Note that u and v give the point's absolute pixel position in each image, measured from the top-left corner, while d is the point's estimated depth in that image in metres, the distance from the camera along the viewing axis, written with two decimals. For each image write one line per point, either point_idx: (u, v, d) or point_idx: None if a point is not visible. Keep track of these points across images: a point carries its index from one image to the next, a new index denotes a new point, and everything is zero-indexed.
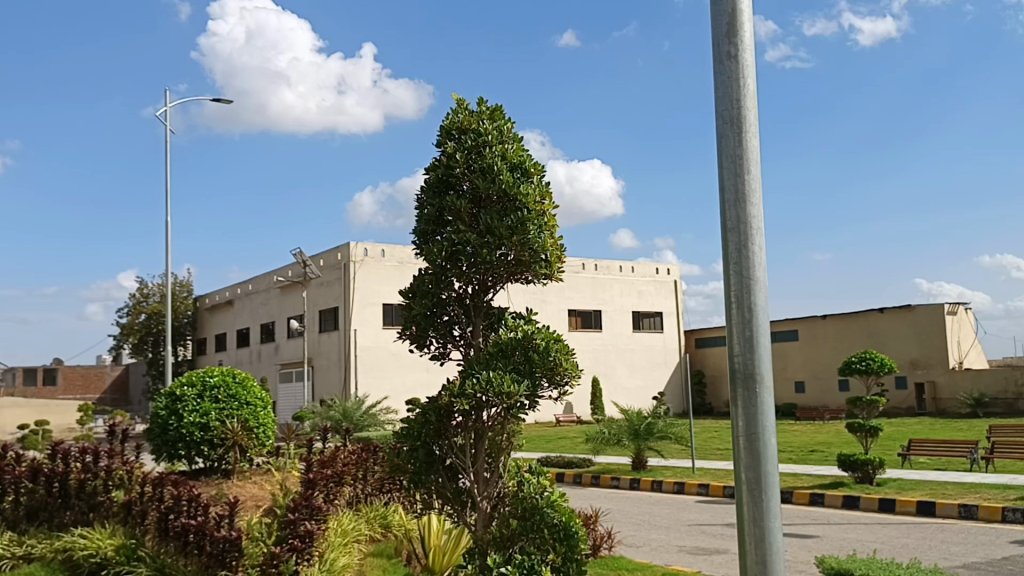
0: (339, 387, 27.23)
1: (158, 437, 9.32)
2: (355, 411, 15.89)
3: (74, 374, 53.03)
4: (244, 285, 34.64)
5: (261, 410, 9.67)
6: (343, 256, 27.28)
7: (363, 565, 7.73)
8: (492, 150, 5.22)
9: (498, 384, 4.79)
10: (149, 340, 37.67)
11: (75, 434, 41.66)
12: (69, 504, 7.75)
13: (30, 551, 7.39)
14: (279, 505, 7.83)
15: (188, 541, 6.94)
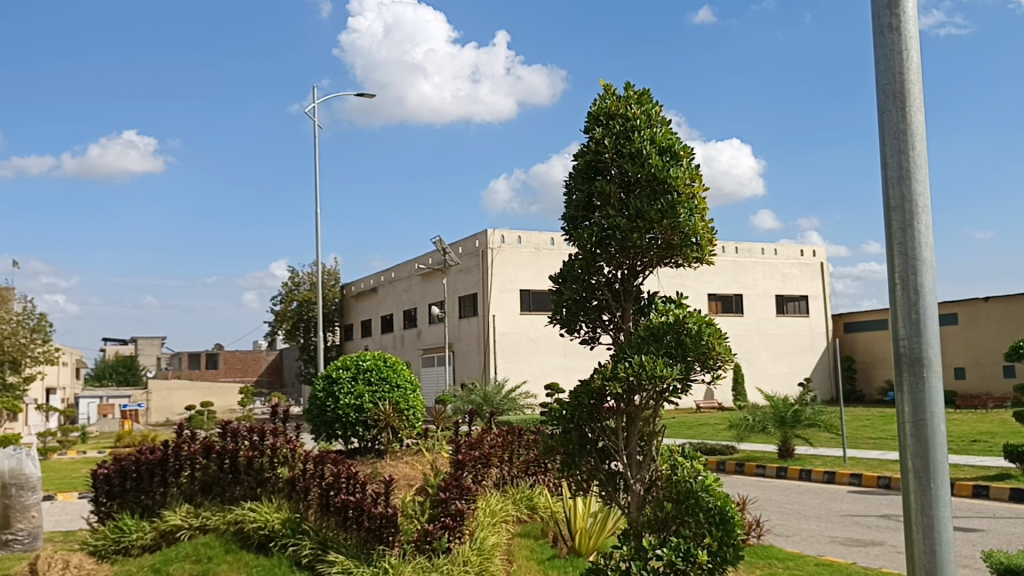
0: (479, 371, 27.83)
1: (317, 417, 9.90)
2: (496, 395, 16.20)
3: (234, 358, 56.48)
4: (387, 273, 35.83)
5: (410, 393, 10.02)
6: (482, 243, 27.75)
7: (512, 545, 7.90)
8: (641, 134, 5.19)
9: (651, 368, 4.79)
10: (300, 326, 39.58)
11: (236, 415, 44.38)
12: (239, 479, 8.28)
13: (205, 522, 7.98)
14: (430, 484, 8.12)
15: (349, 517, 7.30)
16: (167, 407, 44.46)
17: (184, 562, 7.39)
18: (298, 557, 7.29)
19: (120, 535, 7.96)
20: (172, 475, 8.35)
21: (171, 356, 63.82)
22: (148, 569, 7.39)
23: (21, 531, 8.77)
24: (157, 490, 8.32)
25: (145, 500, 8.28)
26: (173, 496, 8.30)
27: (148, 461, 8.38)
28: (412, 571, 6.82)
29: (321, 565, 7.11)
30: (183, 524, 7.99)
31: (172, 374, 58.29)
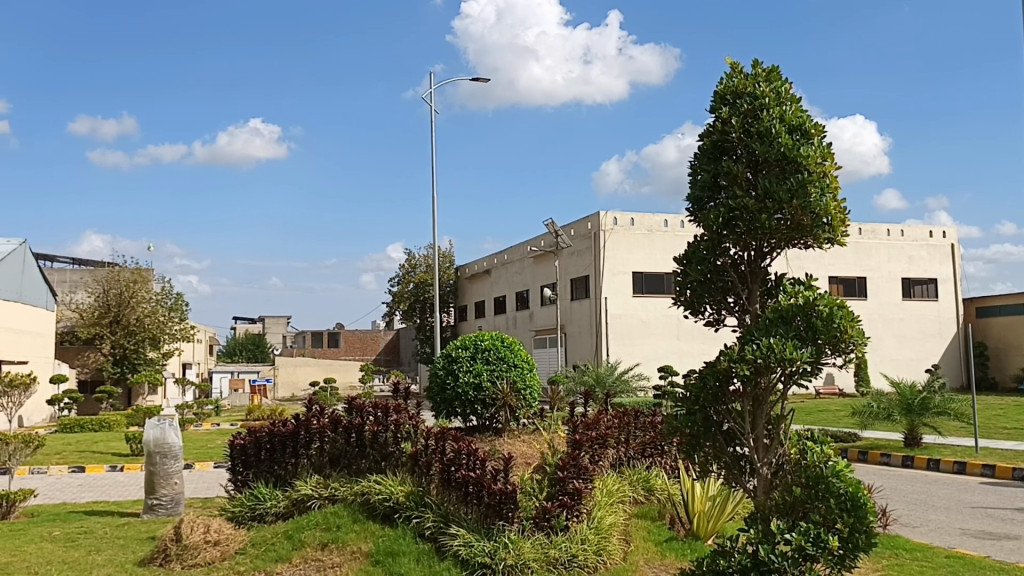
0: (591, 353, 27.90)
1: (437, 393, 10.21)
2: (607, 377, 16.22)
3: (354, 337, 58.48)
4: (499, 255, 36.26)
5: (527, 372, 10.18)
6: (594, 225, 27.71)
7: (629, 525, 7.91)
8: (770, 112, 5.10)
9: (780, 350, 4.72)
10: (417, 307, 40.55)
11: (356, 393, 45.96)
12: (365, 453, 8.60)
13: (334, 493, 8.37)
14: (548, 463, 8.22)
15: (469, 492, 7.47)
16: (292, 383, 46.56)
17: (315, 529, 7.78)
18: (421, 529, 7.53)
19: (256, 502, 8.50)
20: (303, 447, 8.79)
21: (296, 334, 66.70)
22: (282, 535, 7.83)
23: (164, 496, 9.39)
24: (289, 461, 8.81)
25: (278, 470, 8.80)
26: (304, 467, 8.76)
27: (281, 433, 8.85)
28: (532, 547, 6.96)
29: (444, 537, 7.31)
30: (313, 493, 8.41)
31: (297, 352, 60.95)
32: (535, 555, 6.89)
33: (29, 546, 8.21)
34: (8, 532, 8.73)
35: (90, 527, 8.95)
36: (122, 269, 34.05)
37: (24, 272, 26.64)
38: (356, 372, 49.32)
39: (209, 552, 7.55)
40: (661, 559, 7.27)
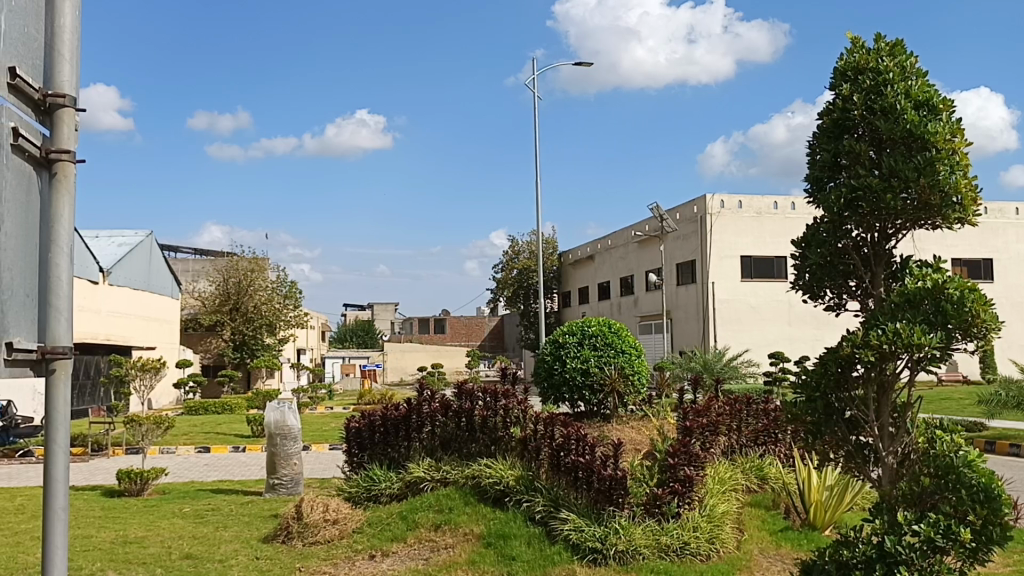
0: (698, 339, 27.50)
1: (545, 378, 10.27)
2: (715, 362, 15.97)
3: (459, 323, 59.43)
4: (603, 240, 36.10)
5: (635, 358, 10.12)
6: (700, 209, 27.22)
7: (742, 513, 7.78)
8: (894, 88, 4.88)
9: (907, 335, 4.53)
10: (521, 293, 40.84)
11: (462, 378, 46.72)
12: (475, 437, 8.73)
13: (446, 476, 8.53)
14: (657, 449, 8.16)
15: (579, 477, 7.46)
16: (401, 368, 47.71)
17: (429, 511, 7.95)
18: (531, 513, 7.58)
19: (371, 484, 8.77)
20: (414, 430, 8.99)
21: (404, 321, 68.29)
22: (396, 516, 8.05)
23: (285, 476, 9.79)
24: (402, 444, 9.04)
25: (391, 452, 9.04)
26: (416, 450, 8.97)
27: (393, 417, 9.09)
28: (643, 534, 6.94)
29: (554, 521, 7.33)
30: (426, 476, 8.61)
31: (405, 338, 62.45)
32: (647, 542, 6.86)
33: (162, 522, 8.69)
34: (143, 508, 9.27)
35: (218, 505, 9.41)
36: (240, 258, 35.49)
37: (151, 261, 28.12)
38: (463, 358, 50.12)
39: (328, 531, 7.82)
40: (776, 549, 7.13)
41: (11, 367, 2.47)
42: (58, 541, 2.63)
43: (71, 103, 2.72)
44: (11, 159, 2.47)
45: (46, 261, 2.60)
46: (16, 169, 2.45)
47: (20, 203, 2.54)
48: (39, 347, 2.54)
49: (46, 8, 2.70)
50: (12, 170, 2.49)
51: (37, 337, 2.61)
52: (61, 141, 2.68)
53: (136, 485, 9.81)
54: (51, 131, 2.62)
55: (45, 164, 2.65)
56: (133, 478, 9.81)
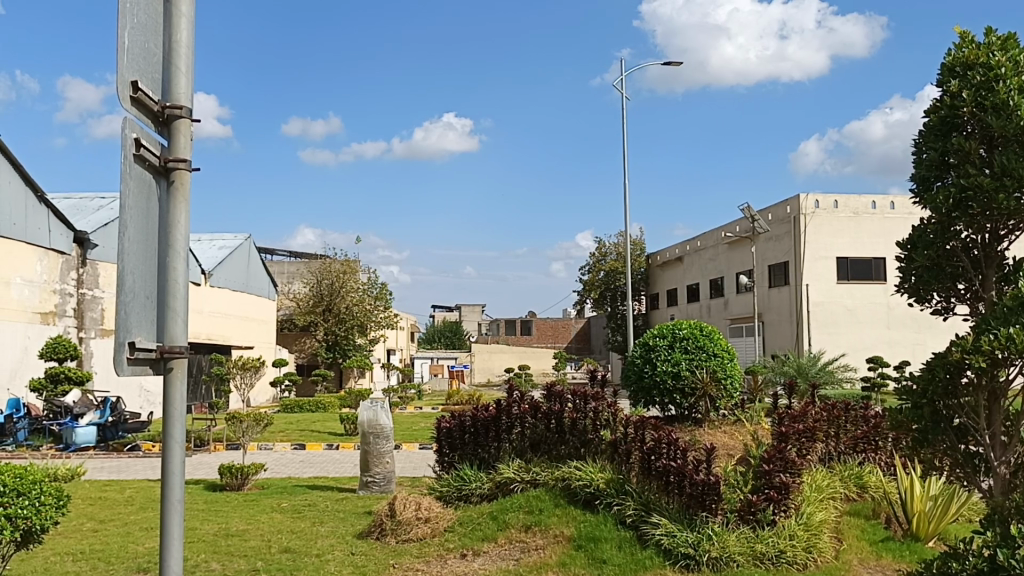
0: (791, 342, 26.90)
1: (635, 382, 10.28)
2: (810, 367, 15.57)
3: (546, 326, 59.65)
4: (692, 241, 35.64)
5: (727, 362, 9.96)
6: (793, 209, 26.58)
7: (841, 523, 7.58)
8: (1007, 83, 4.66)
9: (1021, 341, 4.31)
10: (608, 295, 40.70)
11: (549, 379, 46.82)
12: (564, 439, 8.73)
13: (535, 477, 8.57)
14: (751, 455, 8.02)
15: (671, 482, 7.39)
16: (488, 369, 48.16)
17: (519, 512, 8.00)
18: (622, 516, 7.53)
19: (461, 483, 8.89)
20: (505, 431, 9.07)
21: (491, 322, 68.93)
22: (487, 516, 8.13)
23: (378, 474, 9.99)
24: (491, 445, 9.13)
25: (482, 453, 9.14)
26: (505, 451, 9.04)
27: (483, 418, 9.19)
28: (737, 541, 6.83)
29: (646, 526, 7.28)
30: (516, 477, 8.68)
31: (491, 339, 63.03)
32: (742, 549, 6.74)
33: (261, 516, 8.99)
34: (243, 502, 9.60)
35: (314, 500, 9.67)
36: (332, 260, 36.41)
37: (250, 264, 29.09)
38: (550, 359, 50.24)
39: (420, 529, 7.95)
40: (876, 560, 6.91)
41: (133, 365, 2.60)
42: (175, 534, 2.74)
43: (187, 114, 2.86)
44: (133, 169, 2.60)
45: (164, 265, 2.74)
46: (139, 178, 2.59)
47: (141, 210, 2.68)
48: (157, 346, 2.67)
49: (164, 25, 2.84)
50: (133, 179, 2.63)
51: (156, 337, 2.74)
52: (177, 150, 2.81)
53: (237, 480, 10.17)
54: (169, 140, 2.76)
55: (163, 172, 2.79)
56: (234, 473, 10.18)
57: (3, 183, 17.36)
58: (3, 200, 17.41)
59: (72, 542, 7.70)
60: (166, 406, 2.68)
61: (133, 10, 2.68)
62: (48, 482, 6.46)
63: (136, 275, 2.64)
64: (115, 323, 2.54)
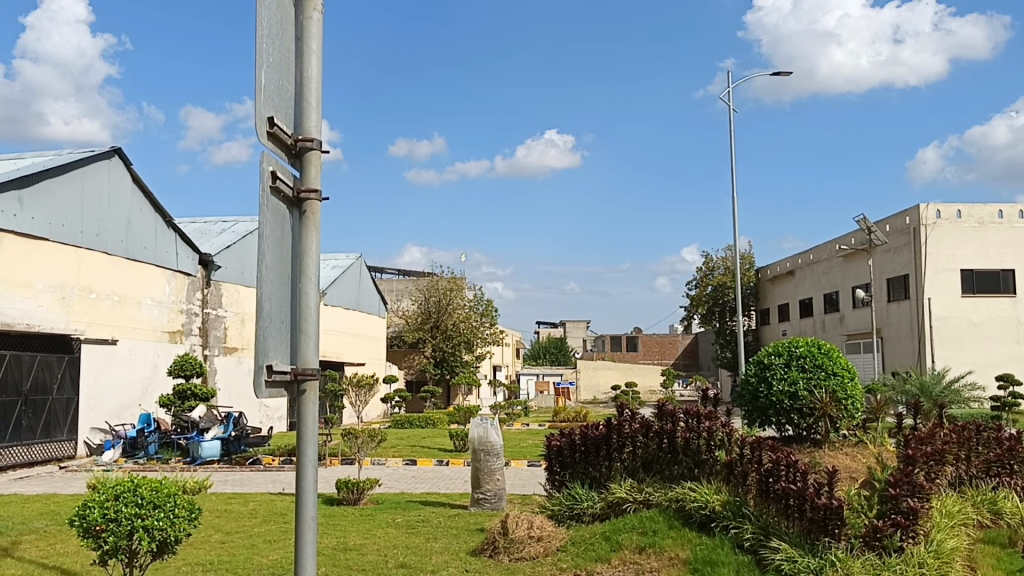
0: (913, 359, 25.75)
1: (750, 402, 10.09)
2: (934, 385, 14.85)
3: (652, 342, 59.18)
4: (804, 255, 34.68)
5: (848, 381, 9.63)
6: (913, 219, 25.59)
7: (973, 550, 7.21)
8: None
9: None
10: (716, 310, 39.98)
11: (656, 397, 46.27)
12: (678, 459, 8.59)
13: (648, 497, 8.43)
14: (876, 478, 7.71)
15: (791, 505, 7.16)
16: (594, 386, 48.00)
17: (632, 533, 7.87)
18: (740, 540, 7.34)
19: (573, 502, 8.89)
20: (615, 451, 9.00)
21: (596, 338, 68.75)
22: (600, 536, 8.04)
23: (488, 491, 10.03)
24: (602, 464, 9.09)
25: (593, 472, 9.12)
26: (617, 470, 8.96)
27: (594, 437, 9.16)
28: (862, 567, 6.55)
29: (765, 550, 7.08)
30: (628, 497, 8.56)
31: (597, 356, 62.94)
32: None
33: (377, 530, 9.18)
34: (359, 516, 9.83)
35: (427, 516, 9.82)
36: (440, 277, 37.14)
37: (361, 282, 29.90)
38: (657, 376, 49.62)
39: (533, 547, 7.95)
40: None
41: (271, 387, 2.69)
42: (308, 550, 2.81)
43: (318, 146, 2.96)
44: (270, 201, 2.71)
45: (298, 290, 2.85)
46: (275, 209, 2.70)
47: (277, 239, 2.79)
48: (291, 368, 2.75)
49: (296, 61, 2.96)
50: (270, 210, 2.75)
51: (290, 359, 2.84)
52: (309, 181, 2.92)
53: (353, 495, 10.43)
54: (302, 172, 2.87)
55: (296, 203, 2.90)
56: (351, 488, 10.45)
57: (136, 210, 18.44)
58: (135, 226, 18.48)
59: (202, 553, 8.05)
60: (300, 426, 2.76)
61: (270, 50, 2.80)
62: (182, 494, 6.75)
63: (273, 301, 2.75)
64: (255, 348, 2.64)
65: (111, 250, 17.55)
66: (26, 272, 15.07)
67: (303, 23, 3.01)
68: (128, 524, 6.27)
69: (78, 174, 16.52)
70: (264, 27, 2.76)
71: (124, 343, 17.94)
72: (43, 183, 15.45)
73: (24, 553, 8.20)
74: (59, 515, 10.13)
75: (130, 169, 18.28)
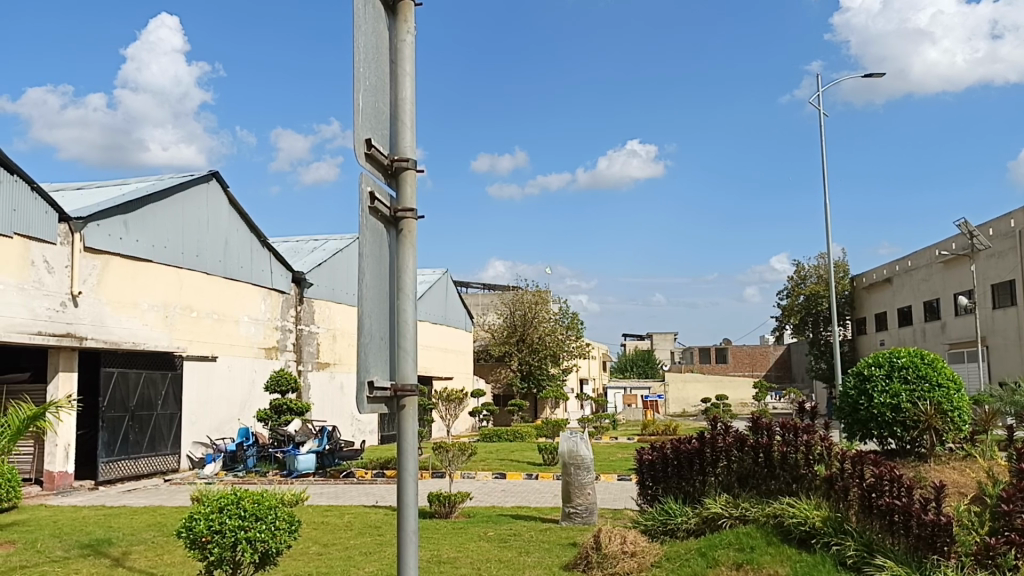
0: (1021, 369, 24.54)
1: (849, 415, 9.81)
2: None
3: (742, 353, 58.30)
4: (902, 261, 33.53)
5: (954, 393, 9.21)
6: (1018, 222, 24.45)
7: None
8: None
9: None
10: (809, 320, 38.99)
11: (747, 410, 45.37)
12: (775, 473, 8.39)
13: (745, 513, 8.21)
14: (988, 494, 7.36)
15: (895, 522, 6.90)
16: (683, 399, 47.37)
17: (729, 549, 7.65)
18: (843, 557, 7.09)
19: (667, 517, 8.75)
20: (710, 465, 8.83)
21: (684, 350, 67.88)
22: (696, 552, 7.82)
23: (579, 505, 9.97)
24: (696, 478, 8.93)
25: (686, 487, 8.97)
26: (712, 485, 8.80)
27: (687, 450, 9.02)
28: None
29: (870, 568, 6.83)
30: (724, 512, 8.36)
31: (686, 368, 62.26)
32: None
33: (470, 544, 9.24)
34: (452, 529, 9.92)
35: (519, 530, 9.84)
36: (525, 291, 37.29)
37: (447, 297, 30.27)
38: (748, 389, 48.60)
39: (626, 562, 7.84)
40: None
41: (372, 403, 2.73)
42: (411, 561, 2.84)
43: (413, 165, 3.00)
44: (369, 220, 2.76)
45: (396, 307, 2.89)
46: (374, 228, 2.74)
47: (376, 258, 2.83)
48: (391, 384, 2.79)
49: (391, 83, 3.03)
50: (370, 229, 2.80)
51: (390, 376, 2.88)
52: (405, 201, 2.97)
53: (445, 508, 10.54)
54: (399, 191, 2.92)
55: (393, 222, 2.95)
56: (442, 501, 10.55)
57: (232, 231, 19.11)
58: (232, 246, 19.14)
59: (301, 565, 8.24)
60: (401, 440, 2.79)
61: (365, 72, 2.85)
62: (283, 507, 6.92)
63: (375, 318, 2.80)
64: (356, 364, 2.68)
65: (210, 270, 18.22)
66: (132, 292, 15.77)
67: (397, 46, 3.08)
68: (232, 536, 6.46)
69: (179, 197, 17.24)
70: (361, 52, 2.83)
71: (223, 360, 18.56)
72: (147, 207, 16.18)
73: (135, 563, 8.55)
74: (166, 527, 10.54)
75: (226, 192, 18.95)
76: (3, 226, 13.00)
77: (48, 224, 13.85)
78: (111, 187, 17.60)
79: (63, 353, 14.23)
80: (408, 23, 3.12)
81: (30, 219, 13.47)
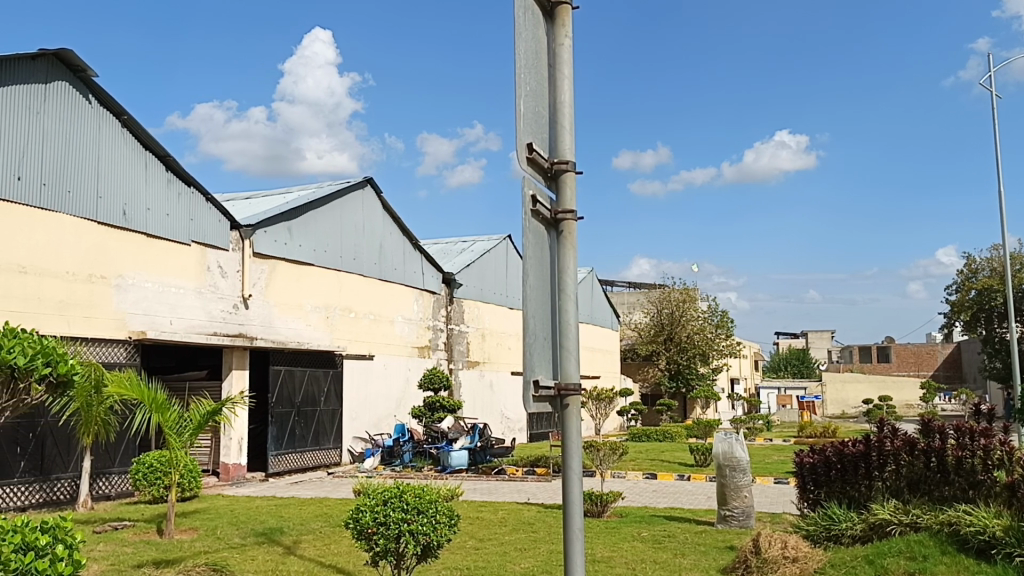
0: None
1: None
2: None
3: (906, 352, 55.48)
4: None
5: None
6: None
7: None
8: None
9: None
10: (982, 316, 36.49)
11: (912, 412, 43.14)
12: (949, 479, 7.97)
13: (917, 520, 7.81)
14: None
15: None
16: (841, 400, 45.46)
17: (899, 557, 7.27)
18: None
19: (831, 523, 8.38)
20: (877, 469, 8.42)
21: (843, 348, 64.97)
22: (862, 560, 7.49)
23: (736, 508, 9.75)
24: (862, 483, 8.54)
25: (851, 492, 8.61)
26: (879, 490, 8.40)
27: (852, 454, 8.61)
28: None
29: None
30: (893, 519, 7.96)
31: (846, 367, 59.74)
32: None
33: (624, 543, 9.22)
34: (605, 528, 9.95)
35: (674, 531, 9.73)
36: (672, 288, 36.75)
37: (593, 295, 30.31)
38: (914, 390, 45.97)
39: (788, 567, 7.57)
40: None
41: (537, 402, 2.77)
42: (577, 555, 2.87)
43: (573, 168, 3.02)
44: (531, 222, 2.81)
45: (558, 307, 2.92)
46: (537, 231, 2.78)
47: (538, 260, 2.87)
48: (555, 383, 2.83)
49: (551, 88, 3.06)
50: (532, 231, 2.84)
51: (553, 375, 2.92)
52: (566, 203, 2.99)
53: (597, 507, 10.55)
54: (560, 194, 2.94)
55: (554, 224, 2.98)
56: (594, 500, 10.57)
57: (386, 235, 19.83)
58: (387, 249, 19.88)
59: (459, 558, 8.48)
60: (565, 439, 2.83)
61: (525, 79, 2.89)
62: (443, 501, 7.07)
63: (538, 318, 2.83)
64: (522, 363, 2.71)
65: (367, 272, 19.01)
66: (297, 295, 16.69)
67: (556, 49, 3.11)
68: (396, 528, 6.73)
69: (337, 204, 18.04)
70: (522, 58, 2.88)
71: (380, 359, 19.35)
72: (307, 213, 17.04)
73: (305, 552, 9.05)
74: (332, 518, 11.10)
75: (380, 197, 19.64)
76: (180, 234, 14.01)
77: (220, 231, 14.83)
78: (274, 195, 18.65)
79: (236, 352, 15.19)
80: (566, 27, 3.14)
81: (204, 227, 14.46)
